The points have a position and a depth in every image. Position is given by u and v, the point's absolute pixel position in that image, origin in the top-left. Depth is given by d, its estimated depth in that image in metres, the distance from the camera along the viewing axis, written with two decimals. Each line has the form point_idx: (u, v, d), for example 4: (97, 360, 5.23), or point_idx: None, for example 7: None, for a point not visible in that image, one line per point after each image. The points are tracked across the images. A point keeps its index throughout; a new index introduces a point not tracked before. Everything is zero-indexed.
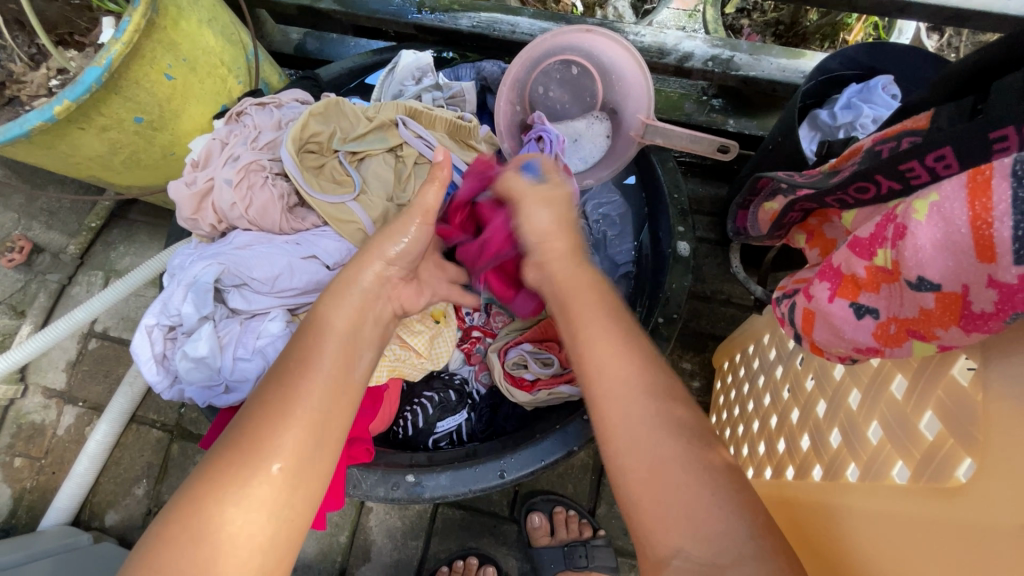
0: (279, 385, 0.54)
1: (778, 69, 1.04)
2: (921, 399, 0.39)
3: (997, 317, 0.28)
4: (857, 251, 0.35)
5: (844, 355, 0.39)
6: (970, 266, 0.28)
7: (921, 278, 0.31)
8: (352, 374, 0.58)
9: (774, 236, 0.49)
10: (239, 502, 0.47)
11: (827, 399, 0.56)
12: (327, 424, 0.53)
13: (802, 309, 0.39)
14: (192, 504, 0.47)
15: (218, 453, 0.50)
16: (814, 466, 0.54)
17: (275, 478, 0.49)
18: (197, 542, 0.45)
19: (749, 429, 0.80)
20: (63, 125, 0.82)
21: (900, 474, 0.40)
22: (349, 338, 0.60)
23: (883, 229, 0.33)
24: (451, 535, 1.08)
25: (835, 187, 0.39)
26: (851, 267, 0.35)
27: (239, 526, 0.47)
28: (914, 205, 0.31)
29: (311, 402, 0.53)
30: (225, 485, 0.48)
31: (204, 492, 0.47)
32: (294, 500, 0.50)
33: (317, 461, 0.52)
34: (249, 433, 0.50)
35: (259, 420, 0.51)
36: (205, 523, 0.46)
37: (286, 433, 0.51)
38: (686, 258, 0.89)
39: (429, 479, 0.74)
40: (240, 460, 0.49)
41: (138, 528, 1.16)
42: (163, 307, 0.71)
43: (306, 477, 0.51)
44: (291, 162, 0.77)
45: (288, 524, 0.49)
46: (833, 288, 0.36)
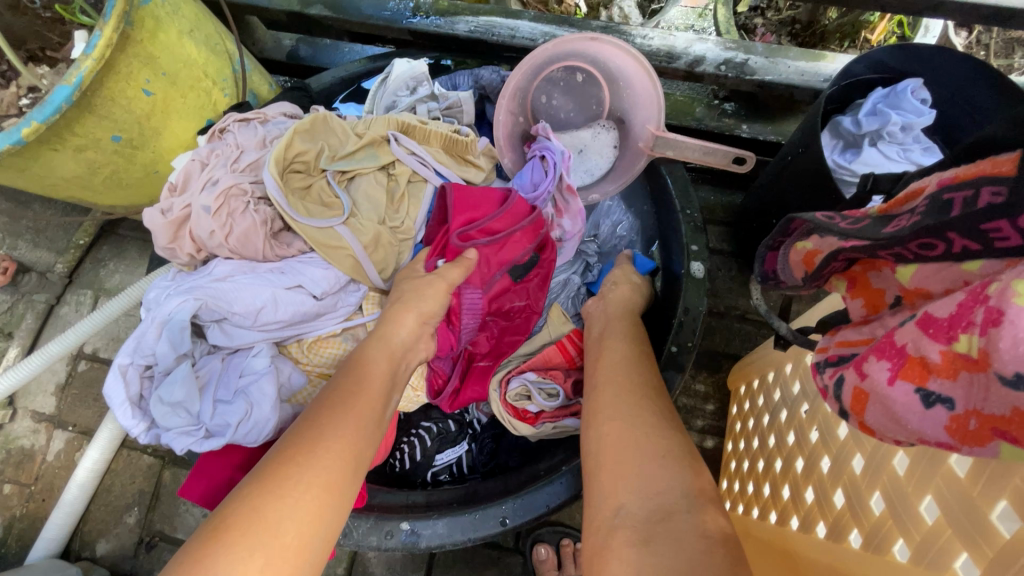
0: (328, 412, 0.53)
1: (797, 72, 0.98)
2: (994, 484, 0.33)
3: None
4: (930, 331, 0.29)
5: (902, 441, 0.33)
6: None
7: (1019, 375, 0.25)
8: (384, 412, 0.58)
9: (809, 284, 0.42)
10: (291, 525, 0.44)
11: (864, 454, 0.50)
12: (367, 456, 0.53)
13: (853, 388, 0.33)
14: (237, 526, 0.42)
15: (263, 472, 0.46)
16: (851, 530, 0.48)
17: (324, 500, 0.46)
18: (234, 562, 0.40)
19: (770, 467, 0.74)
20: (34, 146, 0.78)
21: (966, 569, 0.34)
22: (383, 378, 0.61)
23: (968, 310, 0.27)
24: (453, 567, 1.03)
25: (890, 241, 0.33)
26: (921, 349, 0.29)
27: (278, 547, 0.42)
28: (1015, 285, 0.25)
29: (351, 430, 0.52)
30: (270, 504, 0.44)
31: (252, 514, 0.43)
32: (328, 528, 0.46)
33: (354, 491, 0.50)
34: (296, 453, 0.48)
35: (307, 442, 0.49)
36: (245, 546, 0.41)
37: (337, 456, 0.49)
38: (701, 280, 0.83)
39: (425, 527, 0.68)
40: (291, 480, 0.46)
41: (130, 558, 1.12)
42: (137, 346, 0.66)
43: (344, 509, 0.49)
44: (274, 185, 0.71)
45: (319, 558, 0.46)
46: (896, 369, 0.30)
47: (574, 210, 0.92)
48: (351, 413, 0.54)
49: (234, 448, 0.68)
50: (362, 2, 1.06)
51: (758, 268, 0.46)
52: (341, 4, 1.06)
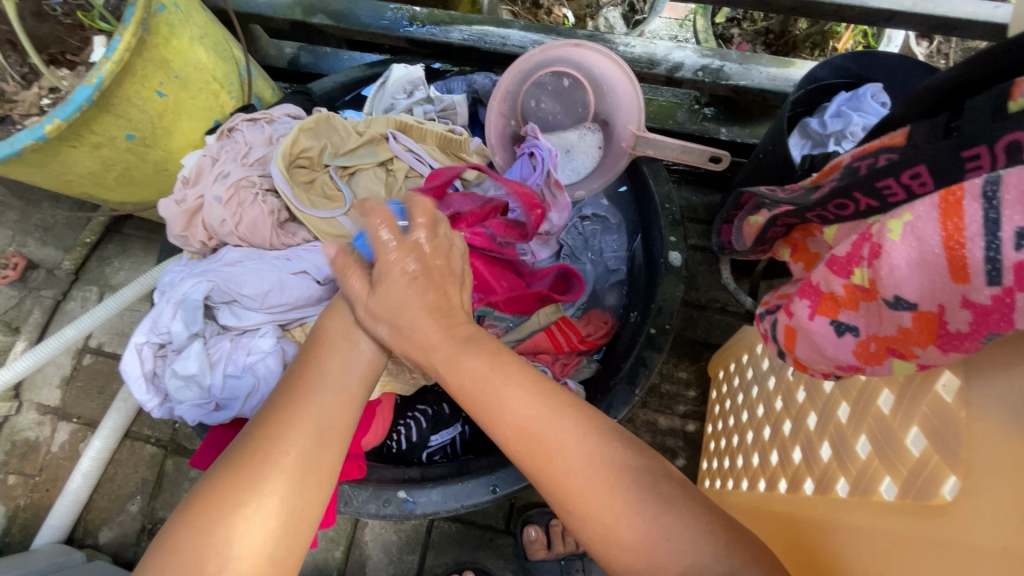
0: (286, 391, 0.54)
1: (768, 78, 1.05)
2: (907, 414, 0.39)
3: (972, 336, 0.28)
4: (835, 269, 0.35)
5: (827, 372, 0.39)
6: (945, 285, 0.28)
7: (898, 296, 0.30)
8: (356, 376, 0.58)
9: (759, 249, 0.50)
10: (248, 498, 0.47)
11: (817, 412, 0.55)
12: (334, 423, 0.53)
13: (784, 326, 0.39)
14: (202, 507, 0.47)
15: (230, 455, 0.50)
16: (806, 480, 0.54)
17: (283, 475, 0.49)
18: (207, 539, 0.45)
19: (744, 440, 0.79)
20: (55, 143, 0.83)
21: (888, 490, 0.40)
22: (348, 343, 0.60)
23: (859, 247, 0.33)
24: (447, 549, 1.07)
25: (815, 204, 0.40)
26: (830, 285, 0.35)
27: (246, 526, 0.46)
28: (889, 225, 0.31)
29: (318, 402, 0.53)
30: (233, 487, 0.47)
31: (214, 495, 0.47)
32: (302, 500, 0.49)
33: (323, 458, 0.52)
34: (258, 434, 0.51)
35: (268, 423, 0.52)
36: (213, 524, 0.46)
37: (294, 430, 0.51)
38: (678, 268, 0.89)
39: (421, 495, 0.73)
40: (246, 460, 0.49)
41: (132, 545, 1.15)
42: (153, 325, 0.71)
43: (314, 475, 0.51)
44: (281, 178, 0.77)
45: (296, 525, 0.49)
46: (813, 306, 0.36)
47: (561, 205, 0.98)
48: (316, 384, 0.55)
49: (242, 422, 0.72)
50: (362, 12, 1.13)
51: (717, 239, 0.57)
52: (342, 14, 1.13)
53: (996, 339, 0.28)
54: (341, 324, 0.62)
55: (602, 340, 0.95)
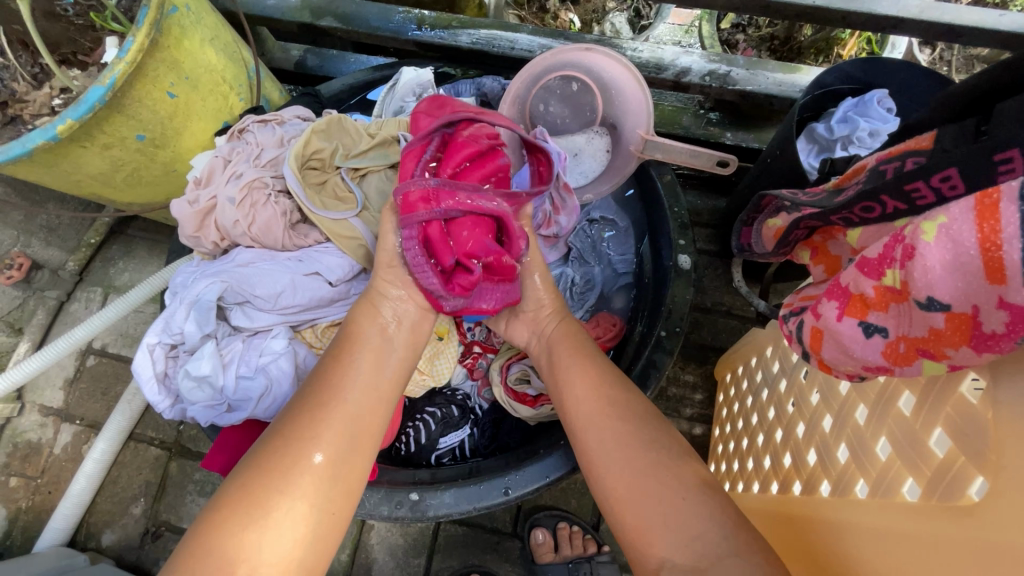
0: (312, 394, 0.56)
1: (775, 83, 1.05)
2: (931, 415, 0.39)
3: (1007, 337, 0.29)
4: (865, 270, 0.35)
5: (852, 373, 0.39)
6: (981, 286, 0.28)
7: (930, 298, 0.31)
8: (382, 380, 0.61)
9: (779, 252, 0.51)
10: (281, 500, 0.48)
11: (833, 414, 0.56)
12: (366, 427, 0.56)
13: (811, 327, 0.39)
14: (231, 509, 0.48)
15: (259, 456, 0.51)
16: (822, 482, 0.54)
17: (314, 479, 0.50)
18: (238, 542, 0.46)
19: (754, 443, 0.80)
20: (66, 144, 0.82)
21: (911, 491, 0.40)
22: (376, 345, 0.64)
23: (891, 249, 0.33)
24: (453, 552, 1.06)
25: (840, 207, 0.40)
26: (859, 286, 0.36)
27: (276, 530, 0.47)
28: (923, 226, 0.31)
29: (346, 406, 0.56)
30: (265, 489, 0.49)
31: (244, 497, 0.48)
32: (331, 504, 0.51)
33: (350, 464, 0.53)
34: (289, 436, 0.52)
35: (297, 425, 0.53)
36: (243, 527, 0.47)
37: (324, 434, 0.53)
38: (687, 271, 0.89)
39: (433, 497, 0.73)
40: (277, 463, 0.50)
41: (135, 548, 1.14)
42: (165, 326, 0.70)
43: (343, 478, 0.52)
44: (293, 179, 0.77)
45: (324, 529, 0.50)
46: (842, 307, 0.37)
47: (570, 208, 0.99)
48: (343, 387, 0.57)
49: (254, 423, 0.72)
50: (370, 15, 1.13)
51: (736, 242, 0.58)
52: (350, 17, 1.13)
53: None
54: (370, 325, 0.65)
55: (611, 343, 0.96)
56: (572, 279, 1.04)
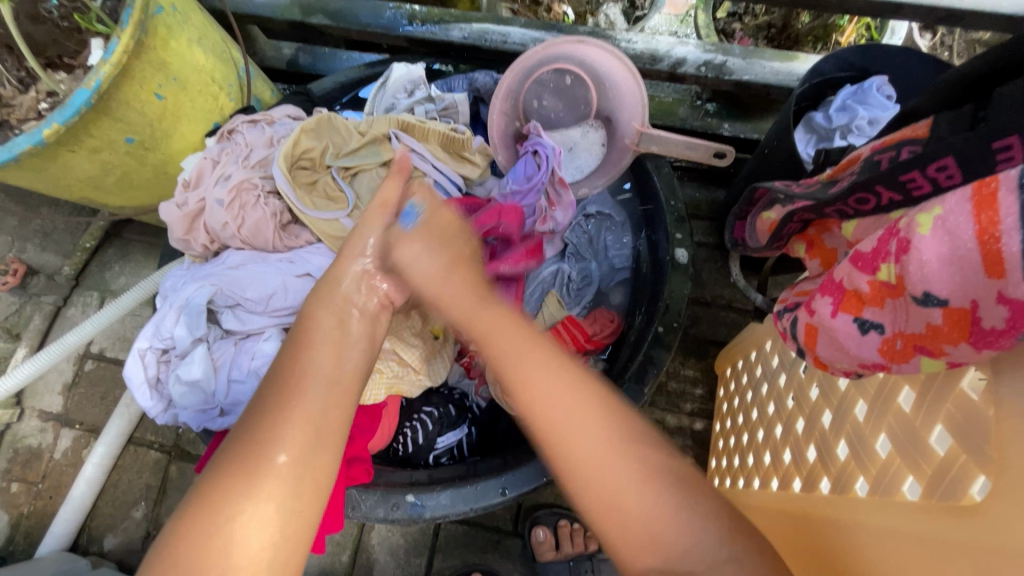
0: (272, 395, 0.53)
1: (772, 72, 1.04)
2: (930, 414, 0.38)
3: (1008, 333, 0.27)
4: (860, 265, 0.34)
5: (850, 371, 0.38)
6: (978, 281, 0.27)
7: (927, 293, 0.29)
8: (341, 373, 0.57)
9: (772, 246, 0.50)
10: (244, 505, 0.47)
11: (832, 409, 0.54)
12: (327, 425, 0.53)
13: (805, 324, 0.38)
14: (195, 517, 0.47)
15: (222, 461, 0.50)
16: (822, 478, 0.53)
17: (278, 479, 0.49)
18: (205, 545, 0.45)
19: (754, 438, 0.79)
20: (53, 148, 0.82)
21: (912, 490, 0.39)
22: (335, 338, 0.60)
23: (886, 243, 0.32)
24: (454, 551, 1.06)
25: (833, 199, 0.39)
26: (854, 282, 0.34)
27: (243, 535, 0.46)
28: (918, 219, 0.30)
29: (307, 404, 0.53)
30: (226, 494, 0.47)
31: (208, 502, 0.47)
32: (299, 502, 0.49)
33: (318, 461, 0.51)
34: (250, 438, 0.50)
35: (260, 425, 0.51)
36: (208, 534, 0.46)
37: (286, 435, 0.51)
38: (685, 265, 0.88)
39: (430, 499, 0.72)
40: (239, 467, 0.49)
41: (137, 551, 1.14)
42: (156, 330, 0.70)
43: (311, 478, 0.50)
44: (283, 180, 0.77)
45: (295, 529, 0.48)
46: (836, 303, 0.35)
47: (565, 203, 0.98)
48: (303, 382, 0.54)
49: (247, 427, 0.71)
50: (360, 11, 1.12)
51: (730, 236, 0.57)
52: (341, 13, 1.12)
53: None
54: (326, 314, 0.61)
55: (608, 340, 0.95)
56: (568, 276, 1.02)
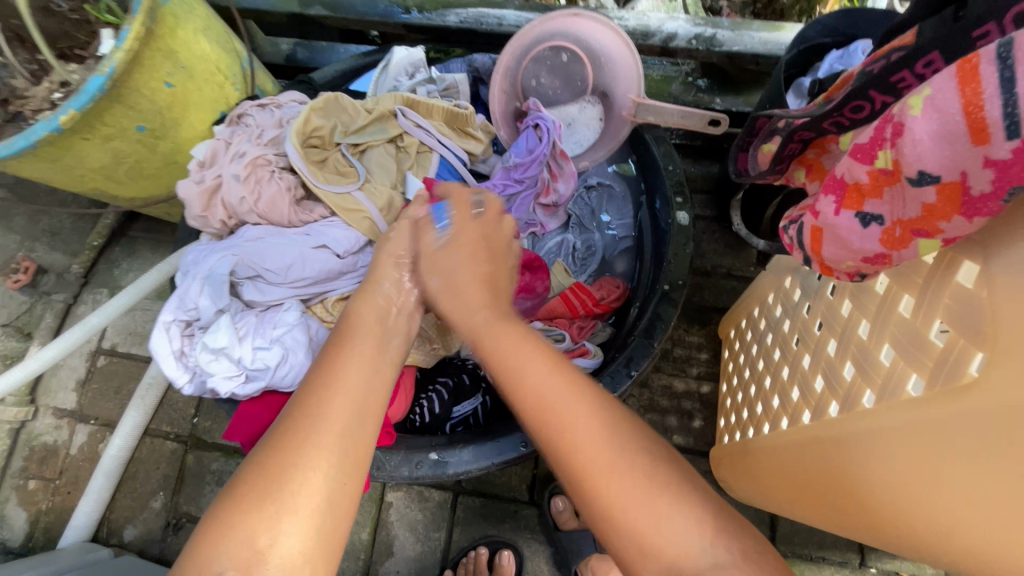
0: (317, 373, 0.56)
1: (760, 42, 1.07)
2: (930, 311, 0.41)
3: (996, 196, 0.29)
4: (859, 157, 0.36)
5: (854, 271, 0.40)
6: (966, 151, 0.29)
7: (921, 172, 0.31)
8: (383, 360, 0.60)
9: (772, 173, 0.53)
10: (293, 477, 0.49)
11: (836, 337, 0.57)
12: (370, 401, 0.56)
13: (811, 227, 0.40)
14: (249, 488, 0.48)
15: (272, 435, 0.52)
16: (830, 403, 0.56)
17: (325, 452, 0.51)
18: (257, 514, 0.47)
19: (761, 387, 0.82)
20: (68, 136, 0.84)
21: (915, 386, 0.42)
22: (376, 327, 0.64)
23: (882, 131, 0.34)
24: (473, 523, 1.08)
25: (831, 111, 0.43)
26: (855, 175, 0.36)
27: (293, 506, 0.48)
28: (910, 102, 0.32)
29: (352, 383, 0.56)
30: (278, 466, 0.49)
31: (259, 475, 0.49)
32: (345, 475, 0.51)
33: (362, 436, 0.53)
34: (300, 414, 0.53)
35: (308, 402, 0.54)
36: (262, 503, 0.48)
37: (333, 410, 0.53)
38: (687, 227, 0.91)
39: (452, 456, 0.74)
40: (289, 441, 0.51)
41: (158, 541, 1.15)
42: (180, 302, 0.72)
43: (352, 453, 0.52)
44: (297, 155, 0.79)
45: (339, 501, 0.50)
46: (839, 201, 0.37)
47: (567, 174, 1.01)
48: (354, 366, 0.58)
49: (274, 395, 0.73)
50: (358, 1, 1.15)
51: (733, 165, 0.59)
52: (339, 4, 1.15)
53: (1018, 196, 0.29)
54: (367, 311, 0.65)
55: (616, 304, 0.97)
56: (573, 245, 1.05)
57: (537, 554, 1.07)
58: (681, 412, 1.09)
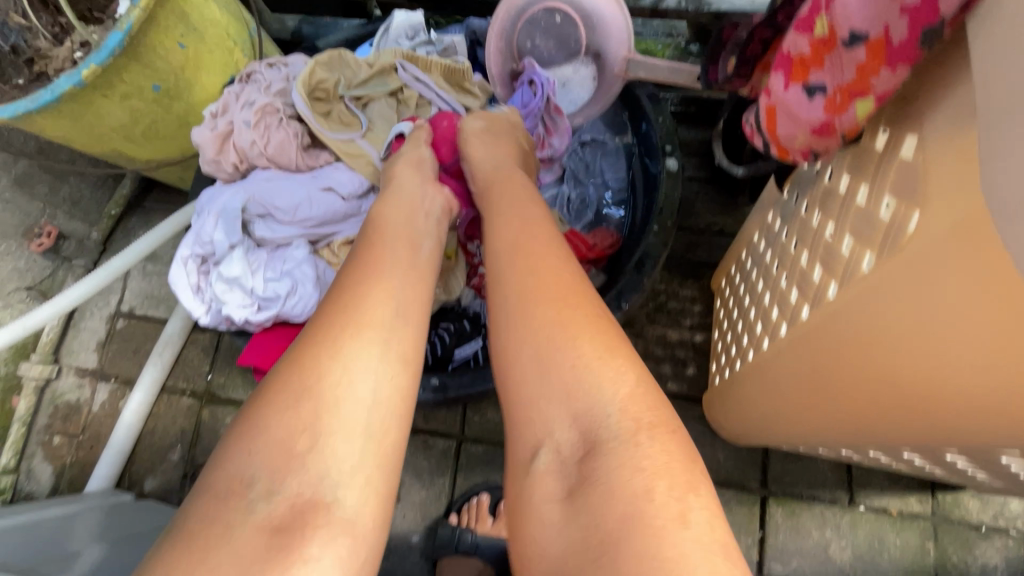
0: (348, 277, 0.60)
1: (749, 1, 1.10)
2: (880, 190, 0.44)
3: (913, 43, 0.34)
4: (802, 30, 0.40)
5: (806, 149, 0.44)
6: (888, 1, 0.34)
7: (852, 32, 0.36)
8: (413, 264, 0.64)
9: (738, 84, 0.55)
10: (333, 368, 0.52)
11: (808, 247, 0.61)
12: (404, 300, 0.59)
13: (766, 107, 0.45)
14: (289, 380, 0.52)
15: (311, 334, 0.55)
16: (803, 307, 0.60)
17: (364, 346, 0.54)
18: (300, 406, 0.50)
19: (748, 320, 0.85)
20: (89, 92, 0.89)
21: (868, 263, 0.46)
22: (405, 235, 0.67)
23: (820, 0, 0.38)
24: (475, 470, 1.13)
25: (782, 5, 0.48)
26: (799, 48, 0.40)
27: (335, 396, 0.51)
28: None
29: (385, 284, 0.59)
30: (315, 361, 0.53)
31: (298, 371, 0.52)
32: (388, 367, 0.54)
33: (400, 332, 0.57)
34: (334, 315, 0.56)
35: (343, 302, 0.57)
36: (303, 395, 0.51)
37: (368, 308, 0.56)
38: (676, 172, 0.95)
39: (452, 380, 0.79)
40: (326, 338, 0.54)
41: (176, 490, 1.21)
42: (196, 238, 0.77)
43: (391, 346, 0.55)
44: (303, 104, 0.84)
45: (387, 391, 0.53)
46: (788, 76, 0.42)
47: (562, 130, 1.05)
48: (381, 269, 0.61)
49: (284, 326, 0.78)
50: None
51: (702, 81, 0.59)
52: None
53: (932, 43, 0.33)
54: (394, 218, 0.68)
55: (608, 251, 1.01)
56: (568, 198, 1.10)
57: None
58: (675, 360, 1.13)
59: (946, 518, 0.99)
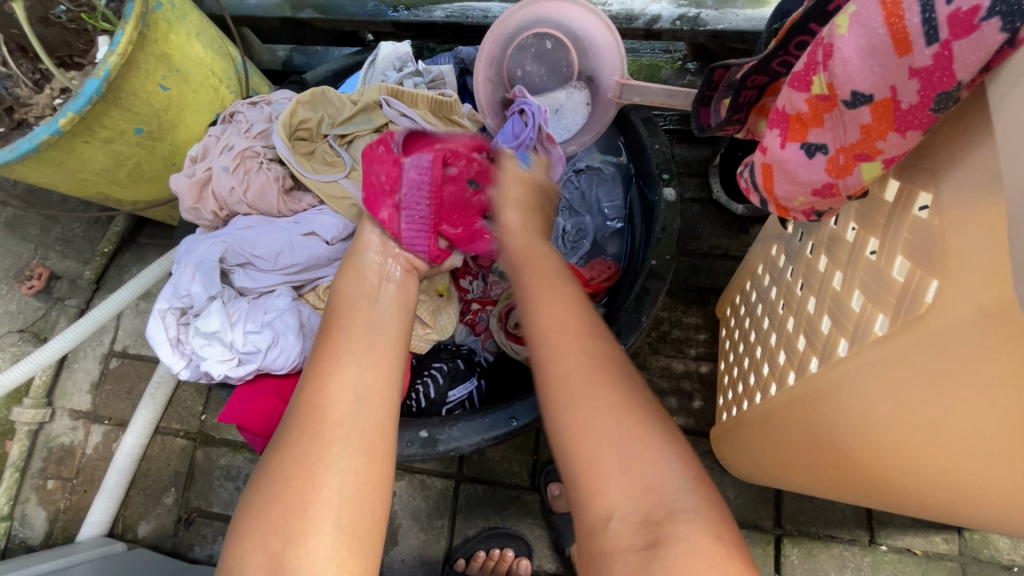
0: (313, 363, 0.59)
1: (744, 19, 1.07)
2: (891, 249, 0.40)
3: (922, 106, 0.32)
4: (797, 86, 0.39)
5: (808, 207, 0.43)
6: (893, 62, 0.32)
7: (854, 92, 0.35)
8: (375, 339, 0.63)
9: (731, 125, 0.53)
10: (299, 471, 0.51)
11: (815, 293, 0.57)
12: (367, 383, 0.57)
13: (762, 165, 0.43)
14: (260, 489, 0.51)
15: (280, 435, 0.54)
16: (811, 360, 0.55)
17: (329, 443, 0.52)
18: (273, 516, 0.49)
19: (754, 359, 0.81)
20: (69, 139, 0.87)
21: (881, 326, 0.41)
22: (364, 306, 0.66)
23: (814, 56, 0.37)
24: (475, 511, 1.08)
25: (777, 50, 0.45)
26: (795, 106, 0.39)
27: (308, 499, 0.49)
28: (838, 23, 0.35)
29: (346, 369, 0.58)
30: (282, 466, 0.51)
31: (270, 477, 0.51)
32: (354, 462, 0.52)
33: (363, 421, 0.55)
34: (300, 411, 0.55)
35: (305, 397, 0.56)
36: (274, 503, 0.49)
37: (330, 401, 0.55)
38: (674, 203, 0.90)
39: (442, 432, 0.75)
40: (293, 438, 0.53)
41: (171, 536, 1.18)
42: (174, 290, 0.74)
43: (357, 436, 0.53)
44: (284, 146, 0.81)
45: (359, 487, 0.51)
46: (784, 134, 0.41)
47: (556, 159, 0.99)
48: (340, 353, 0.59)
49: (266, 379, 0.75)
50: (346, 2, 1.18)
51: (694, 124, 0.57)
52: (328, 6, 1.18)
53: (943, 107, 0.31)
54: (352, 292, 0.68)
55: (607, 283, 0.97)
56: (563, 229, 1.07)
57: (540, 540, 1.06)
58: (680, 393, 1.09)
59: (976, 558, 0.94)
